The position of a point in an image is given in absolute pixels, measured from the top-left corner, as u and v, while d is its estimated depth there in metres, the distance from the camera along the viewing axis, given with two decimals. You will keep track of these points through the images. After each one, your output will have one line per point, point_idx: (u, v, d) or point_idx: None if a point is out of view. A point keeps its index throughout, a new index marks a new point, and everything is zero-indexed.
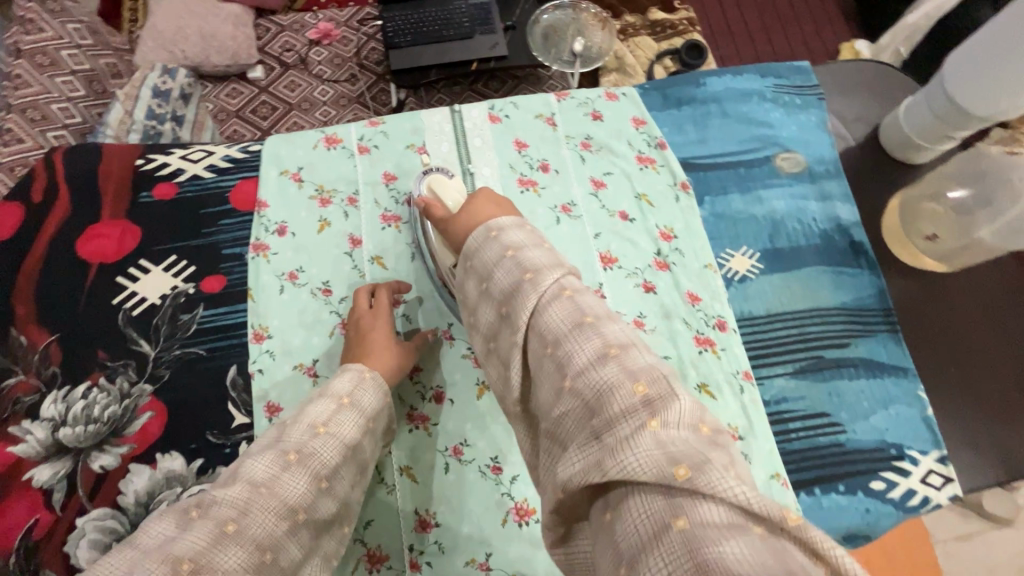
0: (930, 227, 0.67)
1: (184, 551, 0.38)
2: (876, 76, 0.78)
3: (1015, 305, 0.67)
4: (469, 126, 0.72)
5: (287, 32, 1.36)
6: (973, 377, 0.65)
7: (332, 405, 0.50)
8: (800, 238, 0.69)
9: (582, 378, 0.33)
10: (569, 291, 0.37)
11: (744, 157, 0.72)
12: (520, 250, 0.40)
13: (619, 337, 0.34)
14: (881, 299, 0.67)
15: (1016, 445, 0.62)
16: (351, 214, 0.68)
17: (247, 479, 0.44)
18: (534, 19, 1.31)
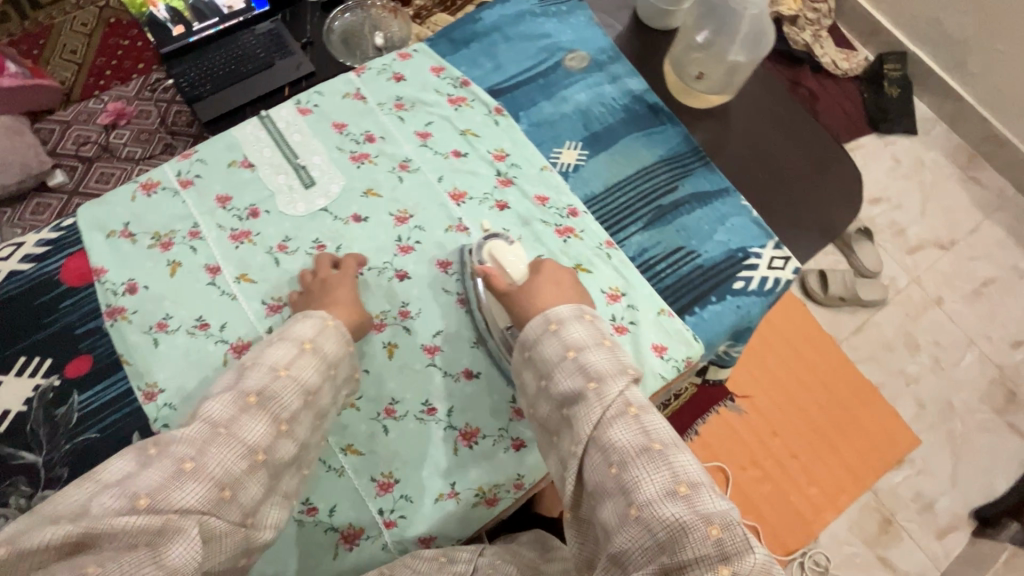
0: (695, 70, 0.92)
1: (142, 489, 0.56)
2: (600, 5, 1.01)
3: (779, 109, 0.94)
4: (284, 126, 0.87)
5: (100, 159, 1.67)
6: (789, 178, 0.89)
7: (295, 348, 0.70)
8: (607, 117, 0.89)
9: (649, 507, 0.56)
10: (630, 410, 0.62)
11: (540, 69, 0.93)
12: (576, 350, 0.66)
13: (688, 479, 0.58)
14: (688, 142, 0.88)
15: (826, 193, 0.88)
16: (196, 246, 0.80)
17: (205, 420, 0.63)
18: (328, 29, 1.60)
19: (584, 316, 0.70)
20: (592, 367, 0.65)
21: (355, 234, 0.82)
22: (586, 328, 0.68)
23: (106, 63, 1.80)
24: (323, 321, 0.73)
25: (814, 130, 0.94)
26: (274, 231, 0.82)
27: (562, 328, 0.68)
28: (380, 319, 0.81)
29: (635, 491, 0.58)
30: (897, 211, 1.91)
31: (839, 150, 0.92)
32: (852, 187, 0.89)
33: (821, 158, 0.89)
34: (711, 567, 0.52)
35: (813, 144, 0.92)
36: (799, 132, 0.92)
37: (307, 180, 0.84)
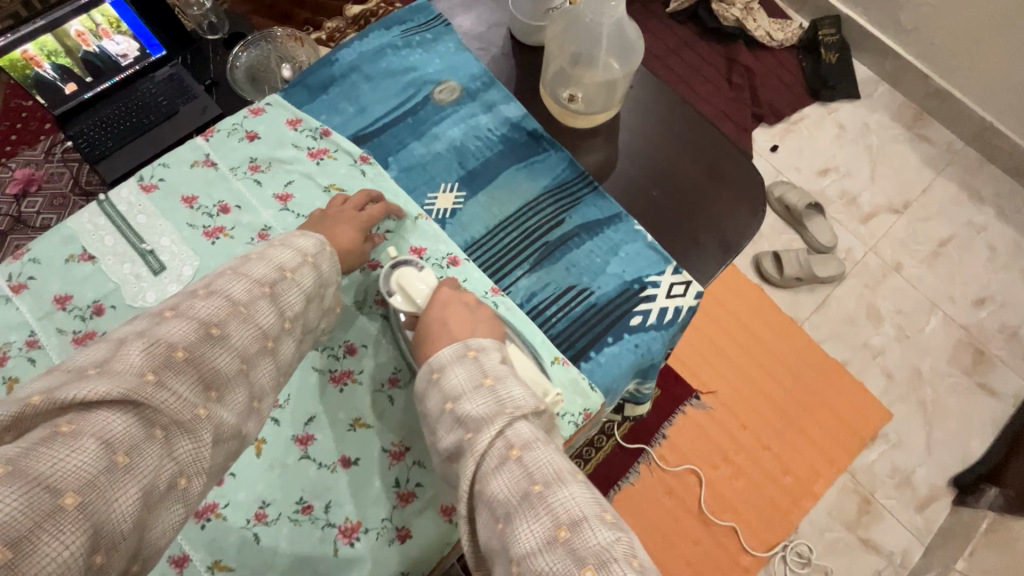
0: (566, 91, 0.89)
1: (177, 343, 0.54)
2: (477, 27, 0.99)
3: (676, 120, 0.93)
4: (127, 208, 0.82)
5: (14, 230, 1.57)
6: (684, 190, 0.89)
7: (299, 257, 0.70)
8: (484, 151, 0.89)
9: (527, 563, 0.50)
10: (513, 451, 0.58)
11: (407, 107, 0.91)
12: (454, 402, 0.64)
13: (568, 521, 0.52)
14: (573, 168, 0.88)
15: (724, 203, 0.88)
16: (35, 355, 0.74)
17: (224, 297, 0.61)
18: (232, 65, 1.51)
19: (469, 355, 0.67)
20: (470, 414, 0.61)
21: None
22: (470, 371, 0.65)
23: (9, 128, 1.68)
24: (321, 244, 0.73)
25: (712, 135, 0.92)
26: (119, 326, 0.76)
27: (446, 376, 0.66)
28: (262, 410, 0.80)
29: (516, 544, 0.52)
30: (847, 179, 1.86)
31: (739, 153, 0.90)
32: (751, 193, 0.89)
33: (720, 167, 0.90)
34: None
35: (709, 152, 0.91)
36: (691, 143, 0.91)
37: (156, 265, 0.79)
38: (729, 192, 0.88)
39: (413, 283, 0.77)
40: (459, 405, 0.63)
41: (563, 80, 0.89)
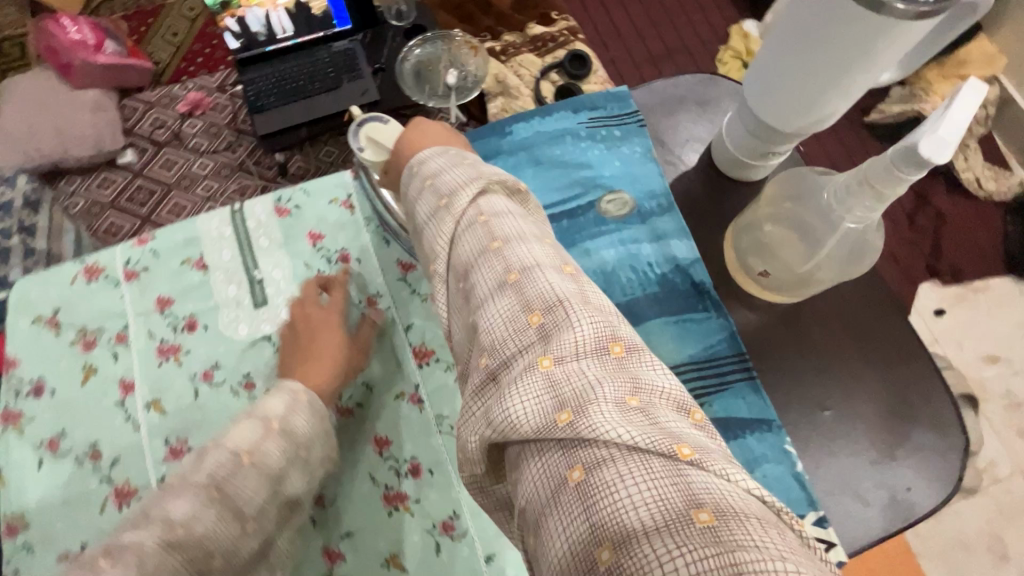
0: (759, 264, 0.58)
1: (172, 380, 0.65)
2: (690, 87, 0.71)
3: (878, 322, 0.64)
4: (254, 229, 0.74)
5: (166, 148, 1.67)
6: (877, 449, 0.59)
7: (189, 359, 0.66)
8: (633, 287, 0.62)
9: (485, 313, 0.41)
10: (486, 221, 0.45)
11: (567, 204, 0.65)
12: (436, 177, 0.51)
13: (520, 265, 0.42)
14: (732, 344, 0.60)
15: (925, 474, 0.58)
16: (121, 356, 0.66)
17: (186, 343, 0.67)
18: (405, 56, 1.49)
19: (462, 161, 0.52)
20: (449, 184, 0.49)
21: (301, 381, 0.66)
22: (453, 160, 0.52)
23: (200, 50, 1.77)
24: (219, 326, 0.69)
25: (909, 346, 0.64)
26: (202, 353, 0.67)
27: (437, 165, 0.51)
28: (316, 491, 0.70)
29: (474, 298, 0.42)
30: (1017, 377, 1.56)
31: (938, 380, 0.62)
32: (945, 452, 0.60)
33: (915, 412, 0.61)
34: (533, 367, 0.37)
35: (896, 370, 0.63)
36: (877, 344, 0.64)
37: (258, 297, 0.71)
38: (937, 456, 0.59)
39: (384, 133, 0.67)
40: (442, 179, 0.50)
41: (757, 246, 0.58)
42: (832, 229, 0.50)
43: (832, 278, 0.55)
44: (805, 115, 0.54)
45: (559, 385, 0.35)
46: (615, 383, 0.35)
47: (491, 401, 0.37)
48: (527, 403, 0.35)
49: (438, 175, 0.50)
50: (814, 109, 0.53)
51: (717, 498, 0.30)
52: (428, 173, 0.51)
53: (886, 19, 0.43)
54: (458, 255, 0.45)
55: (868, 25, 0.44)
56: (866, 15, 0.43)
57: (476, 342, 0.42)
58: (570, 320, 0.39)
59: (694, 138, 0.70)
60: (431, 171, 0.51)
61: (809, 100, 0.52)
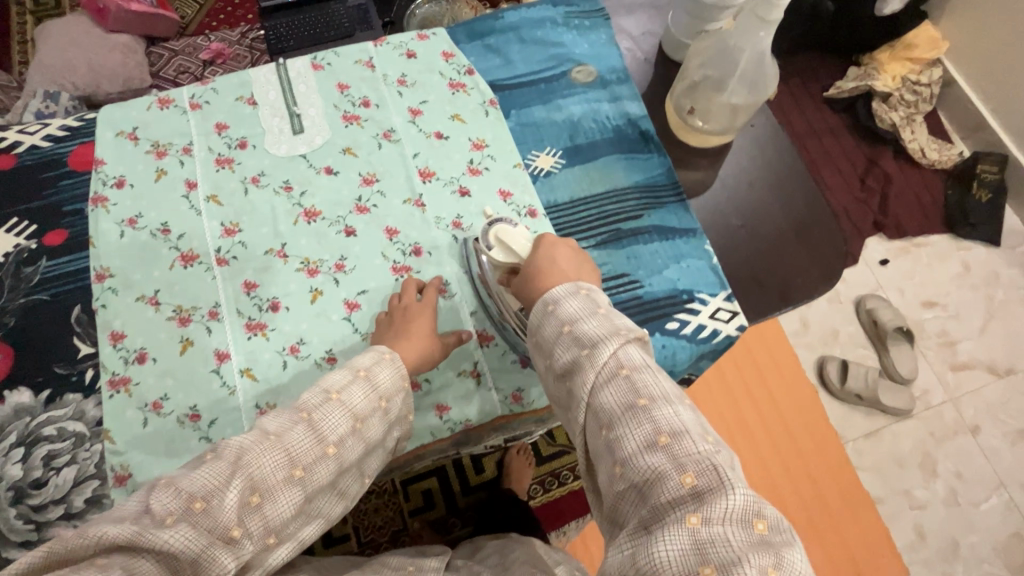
0: (688, 103, 0.75)
1: (209, 194, 0.72)
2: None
3: (787, 161, 0.79)
4: (294, 75, 0.79)
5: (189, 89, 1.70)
6: (772, 246, 0.74)
7: (222, 180, 0.73)
8: (594, 134, 0.78)
9: (630, 465, 0.43)
10: (627, 373, 0.47)
11: (544, 74, 0.82)
12: (574, 323, 0.51)
13: (669, 426, 0.43)
14: (670, 175, 0.76)
15: (806, 264, 0.74)
16: (186, 162, 0.74)
17: (216, 162, 0.74)
18: (411, 13, 1.65)
19: (582, 290, 0.53)
20: (586, 334, 0.50)
21: (323, 186, 0.74)
22: (583, 299, 0.52)
23: (223, 8, 1.95)
24: (248, 148, 0.75)
25: (811, 189, 0.78)
26: (253, 165, 0.74)
27: (567, 304, 0.52)
28: (313, 264, 0.69)
29: (618, 449, 0.44)
30: (952, 321, 1.57)
31: (831, 216, 0.77)
32: (829, 260, 0.74)
33: (811, 226, 0.76)
34: (677, 511, 0.39)
35: (799, 205, 0.77)
36: (785, 186, 0.78)
37: (298, 126, 0.76)
38: (821, 254, 0.74)
39: (516, 235, 0.62)
40: (581, 327, 0.50)
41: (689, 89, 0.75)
42: (736, 61, 0.68)
43: (745, 109, 0.71)
44: None
45: (706, 539, 0.37)
46: (763, 552, 0.36)
47: (638, 543, 0.40)
48: (671, 558, 0.37)
49: (576, 326, 0.50)
50: None
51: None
52: (564, 318, 0.51)
53: None
54: (602, 402, 0.46)
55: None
56: None
57: (629, 495, 0.43)
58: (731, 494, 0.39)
59: (649, 33, 0.87)
60: (568, 316, 0.51)
61: None
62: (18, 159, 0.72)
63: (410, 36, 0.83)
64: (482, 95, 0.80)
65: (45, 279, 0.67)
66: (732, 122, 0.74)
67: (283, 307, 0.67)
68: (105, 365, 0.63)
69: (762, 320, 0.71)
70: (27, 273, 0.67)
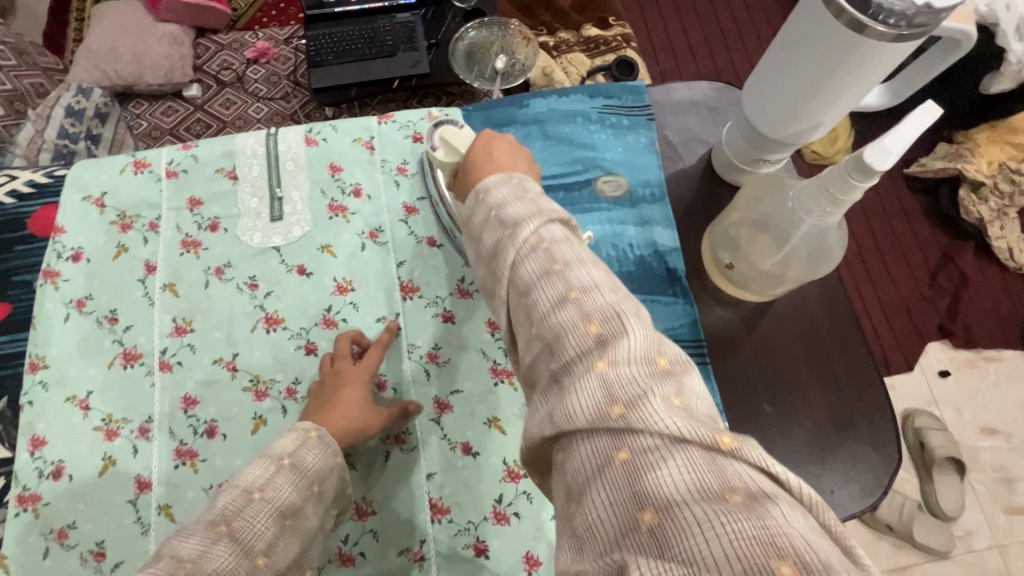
0: (726, 255, 0.62)
1: (168, 280, 0.65)
2: (710, 92, 0.75)
3: (836, 329, 0.65)
4: (283, 149, 0.70)
5: (227, 88, 1.62)
6: (803, 440, 0.61)
7: (183, 267, 0.65)
8: (611, 264, 0.67)
9: (544, 324, 0.32)
10: (547, 244, 0.35)
11: (564, 180, 0.70)
12: (503, 208, 0.38)
13: (583, 281, 0.33)
14: (693, 329, 0.64)
15: (842, 469, 0.60)
16: (150, 240, 0.66)
17: (181, 243, 0.66)
18: (461, 35, 1.54)
19: (516, 180, 0.40)
20: (511, 218, 0.37)
21: (291, 289, 0.65)
22: (513, 186, 0.39)
23: None
24: (219, 229, 0.67)
25: (864, 367, 0.64)
26: (221, 253, 0.66)
27: (497, 190, 0.39)
28: (262, 384, 0.61)
29: (531, 310, 0.33)
30: (1014, 455, 1.33)
31: (885, 407, 0.62)
32: (872, 465, 0.61)
33: (857, 420, 0.62)
34: (586, 358, 0.29)
35: (847, 390, 0.63)
36: (832, 359, 0.64)
37: (277, 212, 0.68)
38: (862, 457, 0.61)
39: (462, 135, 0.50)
40: (507, 211, 0.37)
41: (729, 236, 0.62)
42: (793, 229, 0.54)
43: (795, 279, 0.58)
44: (792, 123, 0.57)
45: (614, 377, 0.27)
46: (668, 381, 0.27)
47: (549, 400, 0.29)
48: (575, 408, 0.27)
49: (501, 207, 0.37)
50: (808, 111, 0.55)
51: (791, 510, 0.22)
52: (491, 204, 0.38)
53: (864, 39, 0.47)
54: (520, 278, 0.35)
55: (846, 44, 0.48)
56: (847, 35, 0.47)
57: (542, 356, 0.32)
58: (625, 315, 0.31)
59: (697, 139, 0.73)
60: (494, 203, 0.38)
61: (793, 108, 0.55)
62: None
63: (420, 115, 0.73)
64: None
65: None
66: (777, 286, 0.60)
67: (220, 432, 0.59)
68: (18, 475, 0.57)
69: None
70: None
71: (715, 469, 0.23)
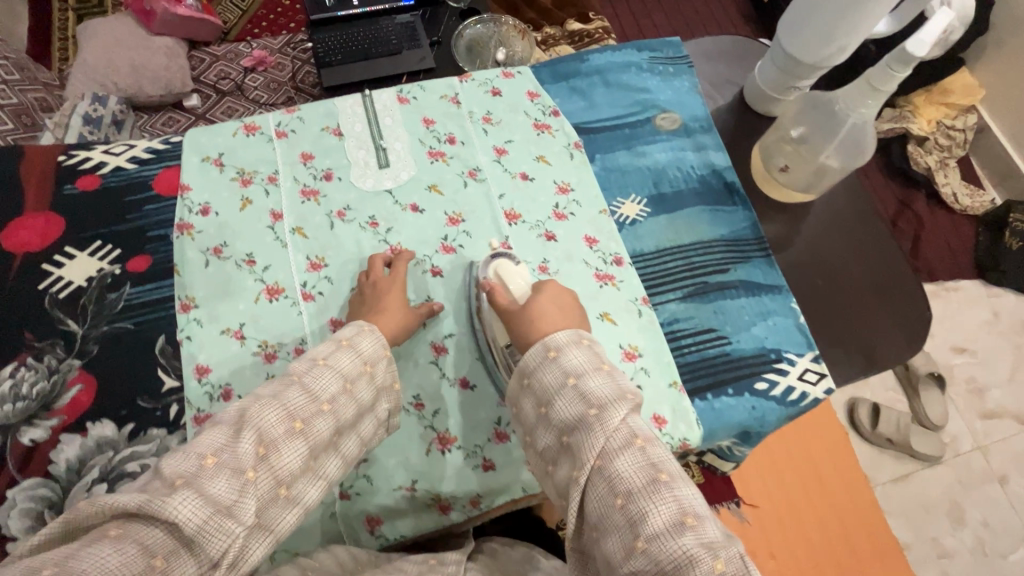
0: (780, 160, 0.75)
1: (296, 225, 0.71)
2: (734, 46, 0.90)
3: (863, 220, 0.79)
4: (379, 108, 0.79)
5: (228, 98, 1.44)
6: (853, 307, 0.74)
7: (306, 214, 0.72)
8: (680, 183, 0.78)
9: (656, 541, 0.40)
10: (639, 440, 0.44)
11: (628, 119, 0.82)
12: (580, 377, 0.48)
13: (694, 508, 0.41)
14: (754, 229, 0.76)
15: (888, 326, 0.73)
16: (271, 192, 0.73)
17: (300, 192, 0.73)
18: (457, 32, 1.43)
19: (585, 342, 0.50)
20: (593, 394, 0.47)
21: (409, 224, 0.73)
22: (587, 352, 0.49)
23: None
24: (332, 179, 0.74)
25: (889, 250, 0.78)
26: (339, 198, 0.73)
27: (572, 355, 0.49)
28: None
29: (640, 522, 0.41)
30: (981, 367, 1.47)
31: (911, 277, 0.77)
32: (913, 323, 0.74)
33: (891, 288, 0.75)
34: None
35: (879, 266, 0.77)
36: (866, 247, 0.77)
37: (384, 160, 0.76)
38: (901, 315, 0.74)
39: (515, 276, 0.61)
40: (587, 384, 0.47)
41: (778, 146, 0.75)
42: (839, 125, 0.69)
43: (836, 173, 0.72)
44: (821, 49, 0.71)
45: None
46: None
47: None
48: None
49: (584, 381, 0.47)
50: (836, 38, 0.70)
51: None
52: (571, 371, 0.48)
53: None
54: (615, 467, 0.43)
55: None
56: None
57: (650, 570, 0.40)
58: (724, 545, 0.40)
59: (729, 81, 0.88)
60: (576, 370, 0.48)
61: (825, 31, 0.70)
62: (102, 180, 0.72)
63: (495, 74, 0.83)
64: (566, 139, 0.79)
65: (130, 307, 0.66)
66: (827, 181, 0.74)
67: None
68: (190, 400, 0.62)
69: (849, 383, 0.71)
70: (107, 299, 0.66)
71: None
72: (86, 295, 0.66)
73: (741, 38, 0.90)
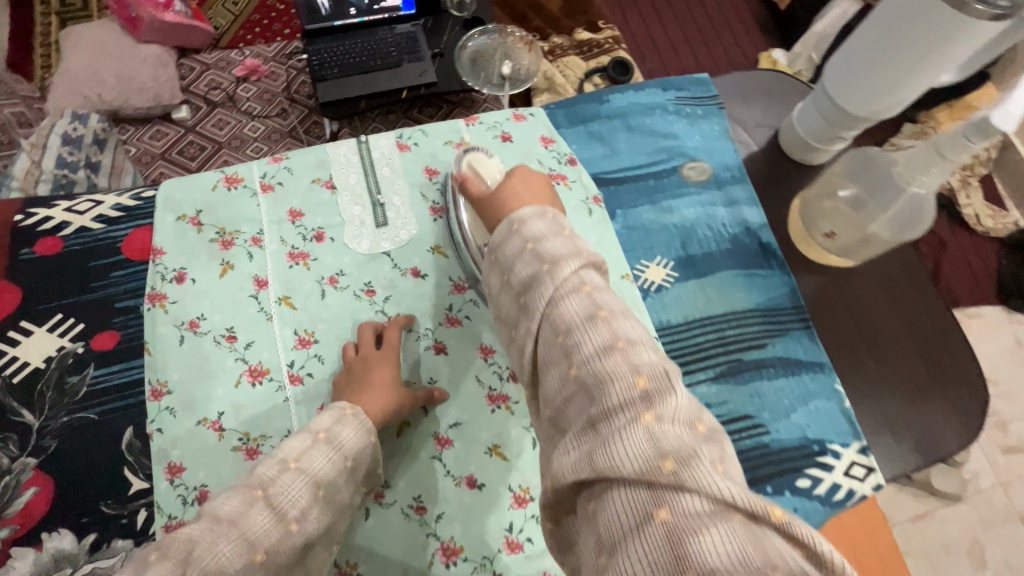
0: (826, 225, 0.67)
1: (282, 294, 0.64)
2: (769, 82, 0.81)
3: (914, 288, 0.71)
4: (377, 156, 0.71)
5: (219, 109, 1.27)
6: (903, 388, 0.66)
7: (295, 282, 0.64)
8: (710, 244, 0.71)
9: (586, 365, 0.34)
10: (589, 287, 0.38)
11: (652, 168, 0.74)
12: (540, 241, 0.40)
13: (629, 333, 0.35)
14: (793, 297, 0.68)
15: (942, 412, 0.65)
16: (256, 255, 0.65)
17: (288, 255, 0.65)
18: (461, 44, 1.26)
19: (549, 214, 0.42)
20: (549, 253, 0.39)
21: (409, 291, 0.65)
22: (549, 222, 0.41)
23: None
24: (324, 239, 0.66)
25: (944, 322, 0.70)
26: (331, 262, 0.66)
27: (533, 224, 0.41)
28: None
29: (574, 347, 0.35)
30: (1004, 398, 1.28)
31: (968, 354, 0.68)
32: (970, 408, 0.66)
33: (945, 366, 0.67)
34: (631, 409, 0.32)
35: (932, 341, 0.69)
36: (917, 318, 0.69)
37: (381, 218, 0.68)
38: (956, 399, 0.66)
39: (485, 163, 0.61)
40: (544, 245, 0.39)
41: (825, 211, 0.68)
42: (898, 194, 0.61)
43: (887, 243, 0.64)
44: (875, 101, 0.63)
45: (662, 435, 0.30)
46: (714, 449, 0.31)
47: (588, 442, 0.32)
48: (619, 451, 0.30)
49: (541, 242, 0.39)
50: (894, 89, 0.61)
51: None
52: (529, 234, 0.40)
53: (963, 18, 0.53)
54: (561, 312, 0.37)
55: (953, 23, 0.54)
56: (946, 15, 0.54)
57: (577, 397, 0.35)
58: (660, 367, 0.34)
59: (763, 123, 0.79)
60: (533, 234, 0.40)
61: (887, 84, 0.61)
62: (65, 243, 0.64)
63: (505, 115, 0.75)
64: (584, 191, 0.71)
65: (94, 392, 0.58)
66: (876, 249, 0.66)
67: None
68: (161, 505, 0.55)
69: (898, 477, 0.63)
70: (67, 384, 0.58)
71: (766, 537, 0.26)
72: (44, 379, 0.58)
73: (777, 74, 0.81)
